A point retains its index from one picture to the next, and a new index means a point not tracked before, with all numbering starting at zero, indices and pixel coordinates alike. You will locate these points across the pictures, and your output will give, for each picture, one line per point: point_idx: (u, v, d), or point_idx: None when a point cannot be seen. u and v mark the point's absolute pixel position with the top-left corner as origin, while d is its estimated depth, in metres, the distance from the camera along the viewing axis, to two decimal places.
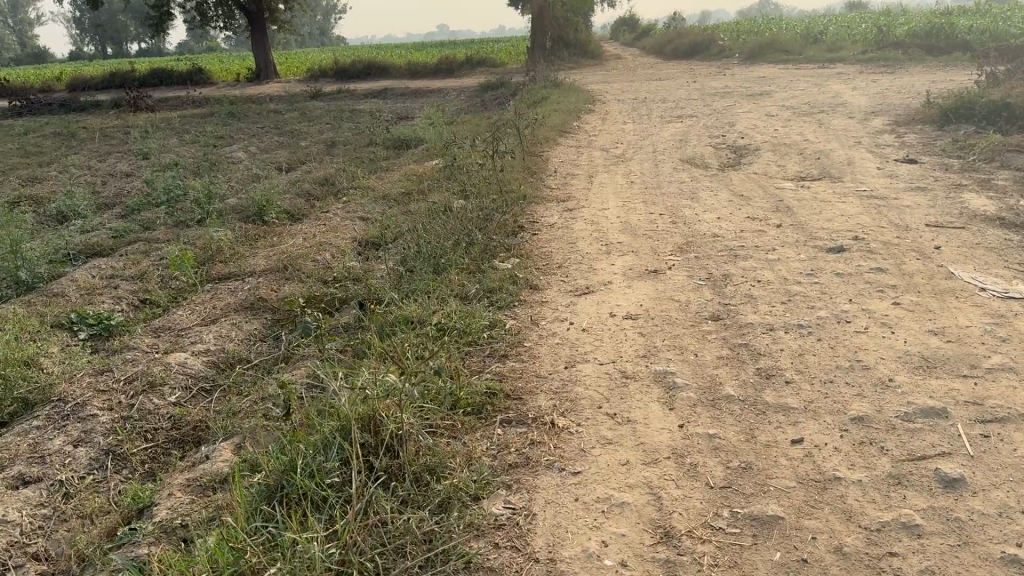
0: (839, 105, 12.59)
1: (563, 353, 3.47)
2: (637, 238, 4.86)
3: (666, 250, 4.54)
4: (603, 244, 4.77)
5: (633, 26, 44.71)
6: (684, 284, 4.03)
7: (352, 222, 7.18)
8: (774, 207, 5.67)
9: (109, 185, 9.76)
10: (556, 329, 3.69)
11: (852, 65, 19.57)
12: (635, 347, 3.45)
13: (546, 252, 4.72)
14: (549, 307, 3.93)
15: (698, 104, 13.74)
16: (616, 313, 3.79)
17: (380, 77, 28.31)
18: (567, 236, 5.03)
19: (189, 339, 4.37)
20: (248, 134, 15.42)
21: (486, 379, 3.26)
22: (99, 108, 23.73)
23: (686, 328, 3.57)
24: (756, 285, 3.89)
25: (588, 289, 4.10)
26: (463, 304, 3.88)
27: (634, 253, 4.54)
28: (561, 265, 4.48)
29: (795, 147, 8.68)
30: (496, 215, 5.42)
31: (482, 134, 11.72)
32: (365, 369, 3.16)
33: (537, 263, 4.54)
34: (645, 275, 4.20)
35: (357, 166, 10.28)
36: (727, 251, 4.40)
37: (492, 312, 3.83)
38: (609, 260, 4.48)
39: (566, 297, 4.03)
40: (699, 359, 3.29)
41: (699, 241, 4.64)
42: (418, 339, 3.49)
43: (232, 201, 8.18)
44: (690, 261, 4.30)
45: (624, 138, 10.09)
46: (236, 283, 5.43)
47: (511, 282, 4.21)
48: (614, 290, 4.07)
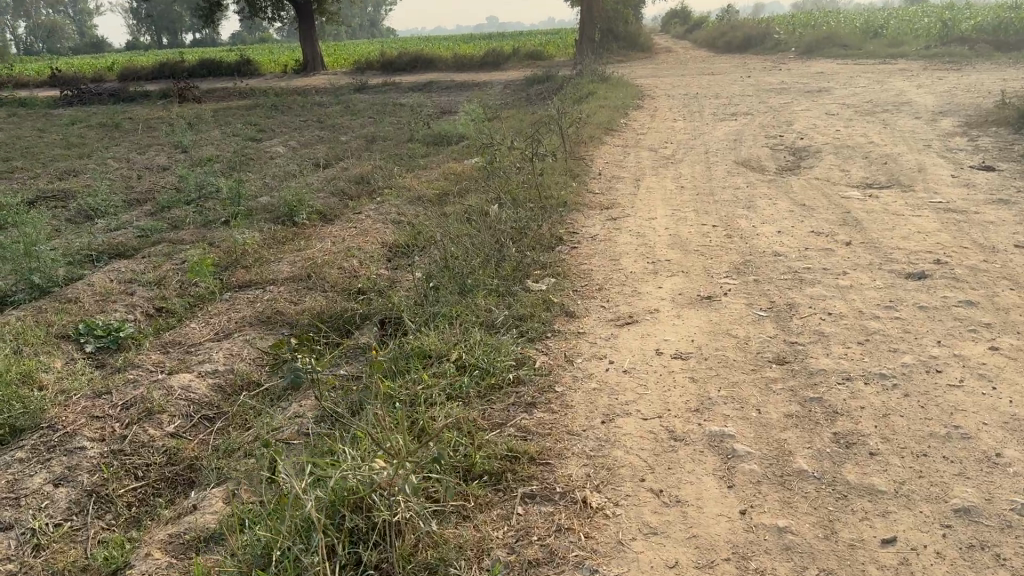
0: (905, 103, 11.87)
1: (601, 402, 3.05)
2: (688, 255, 4.41)
3: (720, 271, 4.08)
4: (650, 262, 4.32)
5: (685, 18, 43.71)
6: (742, 314, 3.57)
7: (384, 226, 6.86)
8: (840, 220, 5.16)
9: (144, 180, 9.62)
10: (593, 370, 3.27)
11: (915, 61, 18.65)
12: (686, 398, 3.01)
13: (586, 270, 4.29)
14: (587, 340, 3.51)
15: (753, 101, 13.12)
16: (663, 352, 3.35)
17: (426, 69, 28.05)
18: (610, 250, 4.60)
19: (196, 357, 4.07)
20: (290, 127, 15.26)
21: (508, 437, 2.87)
22: (148, 100, 23.93)
23: (746, 374, 3.11)
24: (826, 323, 3.42)
25: (631, 319, 3.67)
26: (490, 336, 3.48)
27: (684, 275, 4.09)
28: (602, 287, 4.05)
29: (859, 150, 8.10)
30: (533, 224, 5.01)
31: (525, 131, 11.33)
32: (371, 420, 2.77)
33: (575, 283, 4.12)
34: (696, 303, 3.75)
35: (395, 163, 9.97)
36: (791, 275, 3.92)
37: (521, 346, 3.43)
38: (656, 282, 4.04)
39: (606, 328, 3.60)
40: (763, 419, 2.84)
41: (757, 261, 4.17)
42: (435, 381, 3.11)
43: (263, 201, 7.94)
44: (747, 287, 3.84)
45: (674, 137, 9.59)
46: (255, 292, 5.12)
47: (545, 309, 3.80)
48: (661, 320, 3.62)
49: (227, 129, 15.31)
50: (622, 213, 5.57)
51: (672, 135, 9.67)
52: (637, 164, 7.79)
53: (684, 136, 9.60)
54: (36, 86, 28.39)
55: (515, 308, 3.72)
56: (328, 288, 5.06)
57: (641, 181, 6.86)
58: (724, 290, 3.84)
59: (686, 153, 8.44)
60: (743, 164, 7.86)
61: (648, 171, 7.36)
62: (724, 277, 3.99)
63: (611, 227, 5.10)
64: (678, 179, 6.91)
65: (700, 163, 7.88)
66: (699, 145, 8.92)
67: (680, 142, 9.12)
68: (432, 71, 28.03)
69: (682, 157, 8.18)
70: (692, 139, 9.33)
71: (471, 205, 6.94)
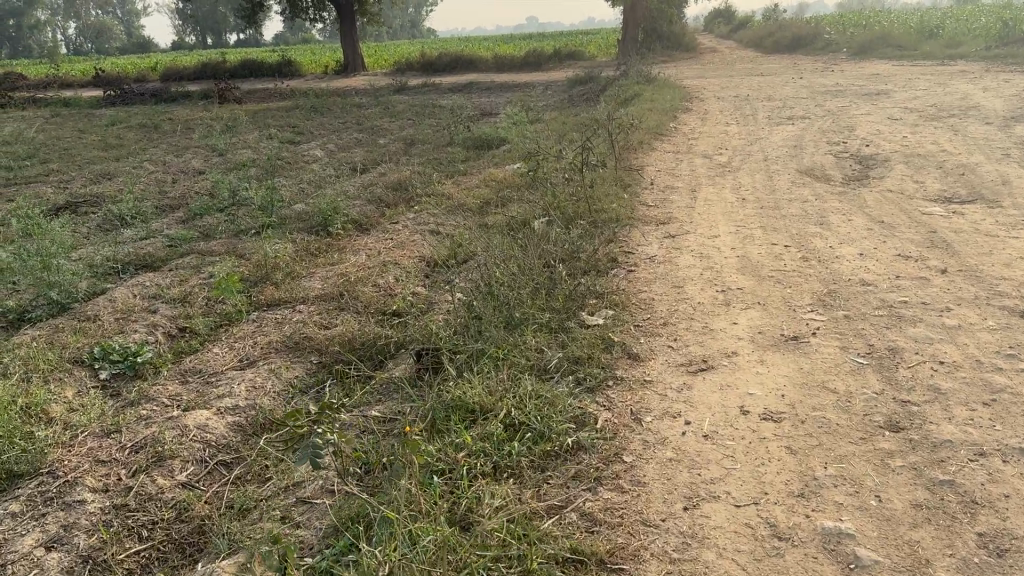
0: (974, 106, 11.17)
1: (682, 478, 2.58)
2: (762, 282, 3.94)
3: (803, 305, 3.60)
4: (721, 291, 3.87)
5: (730, 17, 42.80)
6: (837, 363, 3.11)
7: (422, 238, 6.48)
8: (927, 240, 4.65)
9: (179, 186, 9.41)
10: (666, 433, 2.82)
11: (977, 61, 17.78)
12: (785, 478, 2.53)
13: (648, 300, 3.85)
14: (656, 392, 3.07)
15: (808, 103, 12.52)
16: (749, 411, 2.89)
17: (467, 70, 27.74)
18: (672, 275, 4.15)
19: (216, 388, 3.72)
20: (329, 130, 15.04)
21: (569, 524, 2.41)
22: (189, 100, 23.97)
23: (855, 446, 2.63)
24: (939, 375, 2.93)
25: (705, 365, 3.21)
26: (543, 384, 3.07)
27: (761, 308, 3.63)
28: (668, 323, 3.60)
29: (932, 158, 7.52)
30: (586, 243, 4.59)
31: (570, 136, 10.89)
32: (406, 502, 2.38)
33: (636, 316, 3.69)
34: (780, 346, 3.29)
35: (434, 169, 9.61)
36: (887, 312, 3.43)
37: (579, 399, 3.01)
38: (729, 317, 3.58)
39: (677, 377, 3.15)
40: (886, 509, 2.35)
41: (844, 291, 3.70)
42: (482, 448, 2.70)
43: (298, 209, 7.64)
44: (837, 327, 3.37)
45: (727, 142, 9.08)
46: (283, 311, 4.78)
47: (604, 349, 3.38)
48: (741, 368, 3.16)
49: (265, 131, 15.14)
50: (682, 228, 5.12)
51: (726, 141, 9.16)
52: (692, 172, 7.31)
53: (739, 141, 9.09)
54: (81, 86, 28.68)
55: (568, 349, 3.31)
56: (362, 308, 4.71)
57: (698, 191, 6.39)
58: (812, 330, 3.37)
59: (744, 160, 7.94)
60: (806, 172, 7.34)
61: (705, 181, 6.88)
62: (809, 313, 3.52)
63: (672, 246, 4.66)
64: (739, 190, 6.43)
65: (759, 171, 7.38)
66: (756, 151, 8.41)
67: (735, 148, 8.61)
68: (472, 71, 27.70)
69: (739, 165, 7.68)
70: (748, 145, 8.82)
71: (515, 216, 6.54)
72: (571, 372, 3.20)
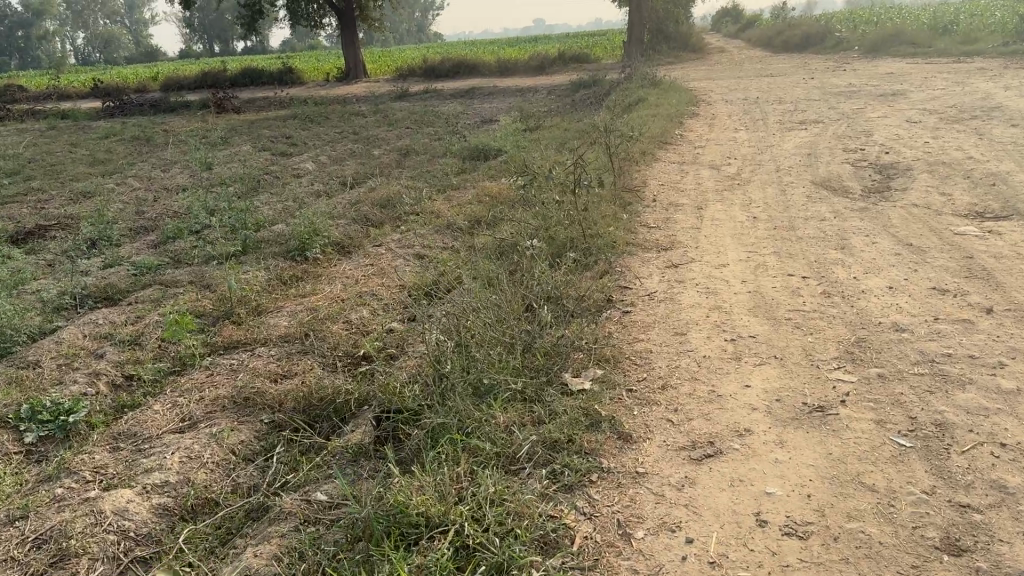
0: (998, 107, 10.58)
1: None
2: (777, 327, 3.43)
3: (828, 362, 3.09)
4: (729, 343, 3.35)
5: (738, 16, 42.17)
6: (874, 446, 2.59)
7: (404, 264, 6.01)
8: (964, 268, 4.11)
9: (158, 205, 9.00)
10: (662, 558, 2.26)
11: (994, 58, 17.12)
12: None
13: (644, 356, 3.35)
14: (652, 491, 2.55)
15: (821, 106, 11.95)
16: (767, 521, 2.35)
17: (469, 75, 27.28)
18: (673, 318, 3.65)
19: (145, 459, 3.24)
20: (323, 140, 14.62)
21: None
22: (187, 111, 23.64)
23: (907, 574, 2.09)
24: (1003, 468, 2.41)
25: (713, 450, 2.69)
26: (513, 482, 2.55)
27: (778, 367, 3.11)
28: (667, 387, 3.10)
29: (957, 166, 6.96)
30: (576, 279, 4.09)
31: (570, 146, 10.40)
32: None
33: (629, 379, 3.19)
34: (801, 420, 2.78)
35: (426, 184, 9.15)
36: (929, 372, 2.92)
37: (553, 505, 2.48)
38: (739, 379, 3.07)
39: (678, 468, 2.63)
40: None
41: (875, 342, 3.17)
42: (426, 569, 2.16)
43: (277, 231, 7.18)
44: (868, 395, 2.85)
45: (735, 150, 8.55)
46: (239, 356, 4.31)
47: (588, 428, 2.88)
48: (755, 455, 2.64)
49: (259, 143, 14.75)
50: (686, 255, 4.60)
51: (734, 149, 8.63)
52: (698, 186, 6.79)
53: (748, 149, 8.55)
54: (81, 97, 28.44)
55: (544, 429, 2.80)
56: (326, 352, 4.22)
57: (704, 209, 5.87)
58: (839, 400, 2.85)
59: (754, 170, 7.41)
60: (822, 184, 6.80)
61: (712, 196, 6.36)
62: (835, 374, 3.00)
63: (674, 279, 4.14)
64: (750, 206, 5.90)
65: (771, 183, 6.85)
66: (767, 161, 7.87)
67: (745, 158, 8.08)
68: (475, 76, 27.24)
69: (749, 176, 7.15)
70: (759, 153, 8.28)
71: (506, 239, 6.04)
72: (549, 461, 2.70)
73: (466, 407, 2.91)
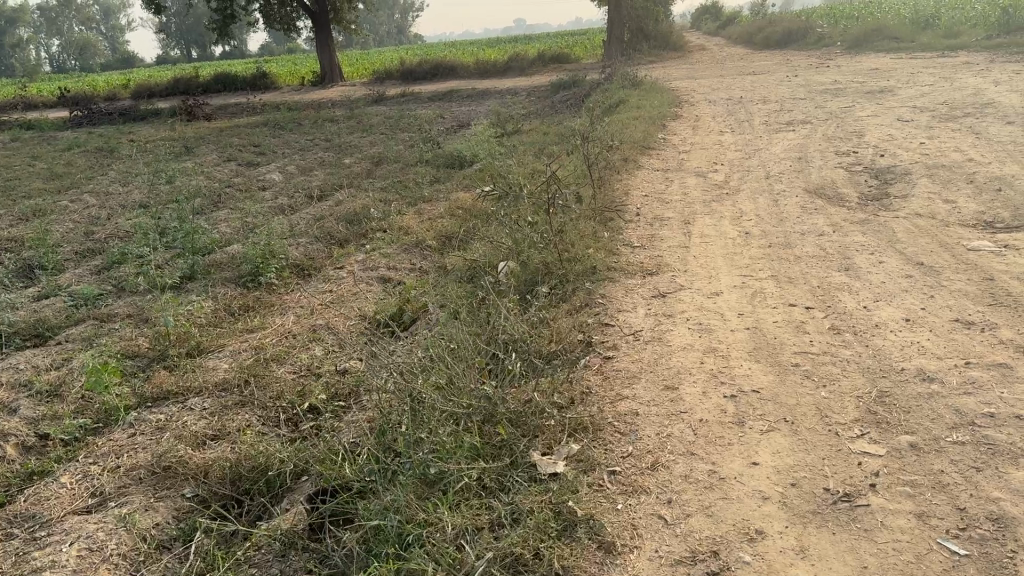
0: (990, 102, 10.19)
1: None
2: (783, 377, 2.98)
3: (848, 430, 2.64)
4: (730, 403, 2.88)
5: (717, 13, 41.89)
6: (917, 547, 2.14)
7: (366, 288, 5.51)
8: (986, 291, 3.66)
9: (110, 224, 8.45)
10: None
11: (979, 52, 16.79)
12: None
13: (630, 421, 2.88)
14: None
15: (806, 105, 11.54)
16: None
17: (447, 77, 26.76)
18: (661, 367, 3.18)
19: (40, 549, 2.74)
20: (293, 149, 14.08)
21: None
22: (157, 119, 23.00)
23: None
24: None
25: (717, 566, 2.18)
26: None
27: (788, 437, 2.65)
28: (658, 466, 2.62)
29: (959, 168, 6.53)
30: (550, 317, 3.62)
31: (548, 154, 9.94)
32: None
33: (610, 458, 2.71)
34: (823, 515, 2.31)
35: (396, 196, 8.65)
36: (971, 441, 2.47)
37: None
38: (743, 458, 2.59)
39: None
40: None
41: (900, 401, 2.72)
42: None
43: (232, 253, 6.66)
44: (902, 478, 2.39)
45: (721, 155, 8.11)
46: (169, 410, 3.84)
47: (560, 535, 2.36)
48: (773, 572, 2.13)
49: (226, 153, 14.18)
50: (674, 280, 4.13)
51: (719, 153, 8.18)
52: (684, 196, 6.32)
53: (735, 154, 8.10)
54: (49, 107, 27.71)
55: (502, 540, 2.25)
56: (267, 403, 3.77)
57: (692, 223, 5.40)
58: (868, 486, 2.39)
59: (742, 177, 6.96)
60: (817, 191, 6.35)
61: (699, 207, 5.90)
62: (857, 448, 2.55)
63: (662, 313, 3.67)
64: (742, 219, 5.44)
65: (762, 190, 6.39)
66: (756, 166, 7.41)
67: (731, 163, 7.62)
68: (452, 78, 26.72)
69: (737, 184, 6.69)
70: (746, 159, 7.83)
71: (477, 259, 5.56)
72: None
73: (411, 503, 2.41)
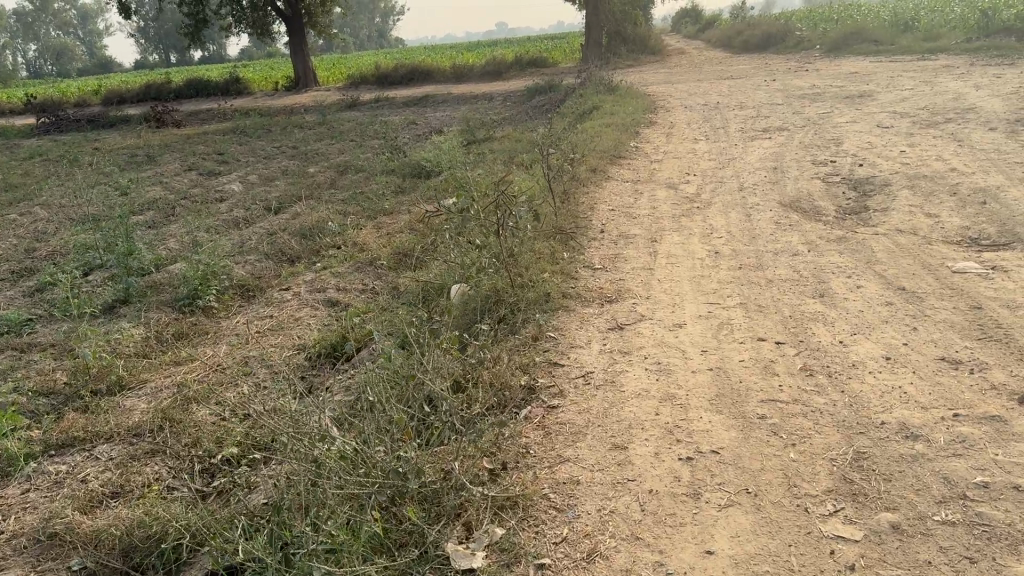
0: (971, 108, 9.94)
1: None
2: (747, 434, 2.64)
3: (820, 506, 2.29)
4: (686, 467, 2.54)
5: (696, 17, 41.77)
6: None
7: (311, 313, 5.13)
8: (974, 321, 3.34)
9: (53, 240, 8.02)
10: None
11: (958, 55, 16.60)
12: None
13: (571, 493, 2.52)
14: None
15: (784, 110, 11.26)
16: None
17: (424, 81, 26.38)
18: (612, 421, 2.83)
19: None
20: (259, 158, 13.68)
21: None
22: (125, 126, 22.47)
23: None
24: None
25: None
26: None
27: (750, 514, 2.30)
28: (597, 554, 2.26)
29: (940, 179, 6.24)
30: (494, 357, 3.27)
31: (518, 163, 9.59)
32: None
33: (540, 544, 2.34)
34: None
35: (356, 209, 8.28)
36: (961, 522, 2.15)
37: None
38: (696, 543, 2.23)
39: None
40: None
41: (880, 467, 2.40)
42: None
43: (173, 274, 6.26)
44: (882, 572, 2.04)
45: (694, 164, 7.80)
46: (70, 462, 3.50)
47: None
48: None
49: (189, 162, 13.76)
50: (634, 309, 3.79)
51: (693, 163, 7.86)
52: (653, 211, 5.98)
53: (708, 164, 7.78)
54: (15, 113, 27.09)
55: None
56: (181, 451, 3.46)
57: (659, 241, 5.06)
58: None
59: (715, 188, 6.63)
60: (792, 204, 6.03)
61: (668, 223, 5.56)
62: (829, 530, 2.20)
63: (617, 350, 3.32)
64: (712, 236, 5.11)
65: (734, 203, 6.07)
66: (730, 177, 7.09)
67: (704, 174, 7.30)
68: (429, 83, 26.34)
69: (710, 196, 6.36)
70: (720, 168, 7.51)
71: (431, 279, 5.19)
72: None
73: None
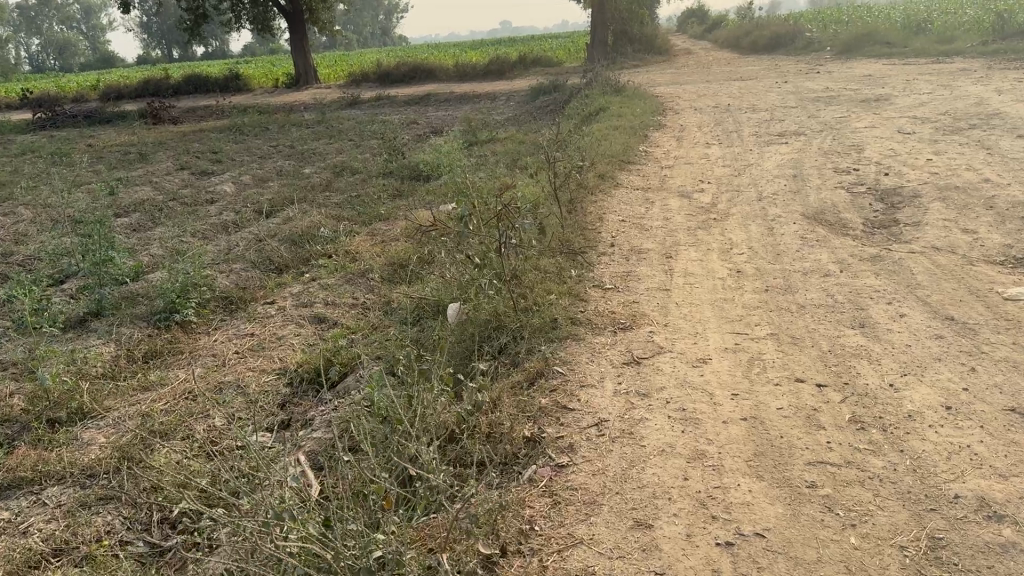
0: (995, 114, 9.52)
1: None
2: (795, 510, 2.23)
3: None
4: (725, 553, 2.13)
5: (703, 17, 41.34)
6: None
7: (296, 331, 4.74)
8: None
9: (31, 243, 7.63)
10: None
11: (973, 58, 16.18)
12: None
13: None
14: None
15: (798, 114, 10.83)
16: None
17: (426, 80, 25.99)
18: (632, 487, 2.43)
19: None
20: (255, 157, 13.30)
21: None
22: (121, 123, 22.09)
23: None
24: None
25: None
26: None
27: None
28: None
29: (974, 191, 5.82)
30: (492, 404, 2.89)
31: (521, 168, 9.19)
32: None
33: None
34: None
35: (351, 213, 7.88)
36: None
37: None
38: None
39: None
40: None
41: (962, 560, 2.00)
42: None
43: (152, 283, 5.85)
44: None
45: (708, 171, 7.40)
46: (16, 506, 3.11)
47: None
48: None
49: (182, 160, 13.36)
50: (651, 338, 3.39)
51: (706, 170, 7.46)
52: (666, 222, 5.57)
53: (723, 171, 7.38)
54: (12, 108, 26.72)
55: None
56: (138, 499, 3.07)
57: (675, 257, 4.66)
58: None
59: (731, 198, 6.22)
60: (816, 216, 5.62)
61: (682, 236, 5.15)
62: None
63: (634, 392, 2.92)
64: (732, 252, 4.70)
65: (753, 214, 5.66)
66: (746, 185, 6.68)
67: (718, 182, 6.90)
68: (432, 81, 25.94)
69: (727, 207, 5.95)
70: (737, 176, 7.09)
71: (425, 296, 4.80)
72: None
73: None
